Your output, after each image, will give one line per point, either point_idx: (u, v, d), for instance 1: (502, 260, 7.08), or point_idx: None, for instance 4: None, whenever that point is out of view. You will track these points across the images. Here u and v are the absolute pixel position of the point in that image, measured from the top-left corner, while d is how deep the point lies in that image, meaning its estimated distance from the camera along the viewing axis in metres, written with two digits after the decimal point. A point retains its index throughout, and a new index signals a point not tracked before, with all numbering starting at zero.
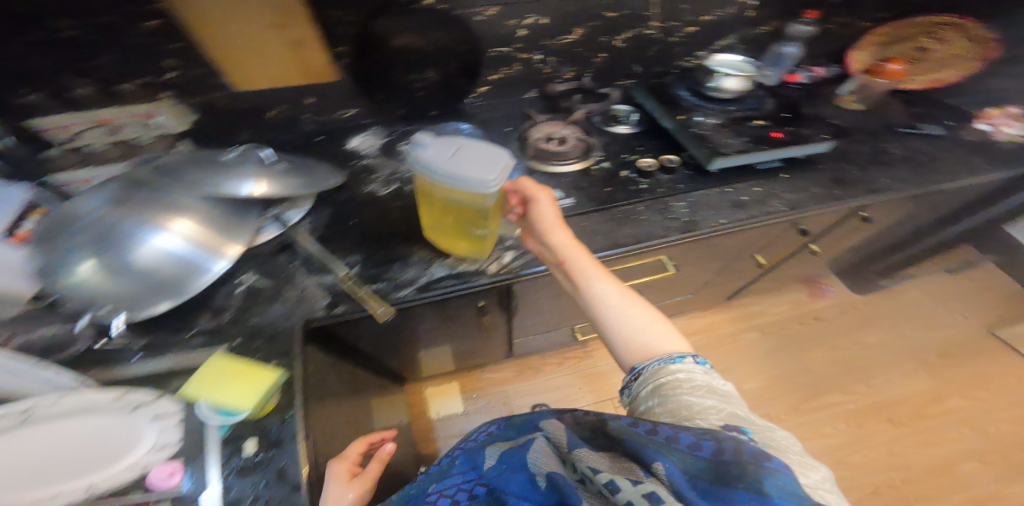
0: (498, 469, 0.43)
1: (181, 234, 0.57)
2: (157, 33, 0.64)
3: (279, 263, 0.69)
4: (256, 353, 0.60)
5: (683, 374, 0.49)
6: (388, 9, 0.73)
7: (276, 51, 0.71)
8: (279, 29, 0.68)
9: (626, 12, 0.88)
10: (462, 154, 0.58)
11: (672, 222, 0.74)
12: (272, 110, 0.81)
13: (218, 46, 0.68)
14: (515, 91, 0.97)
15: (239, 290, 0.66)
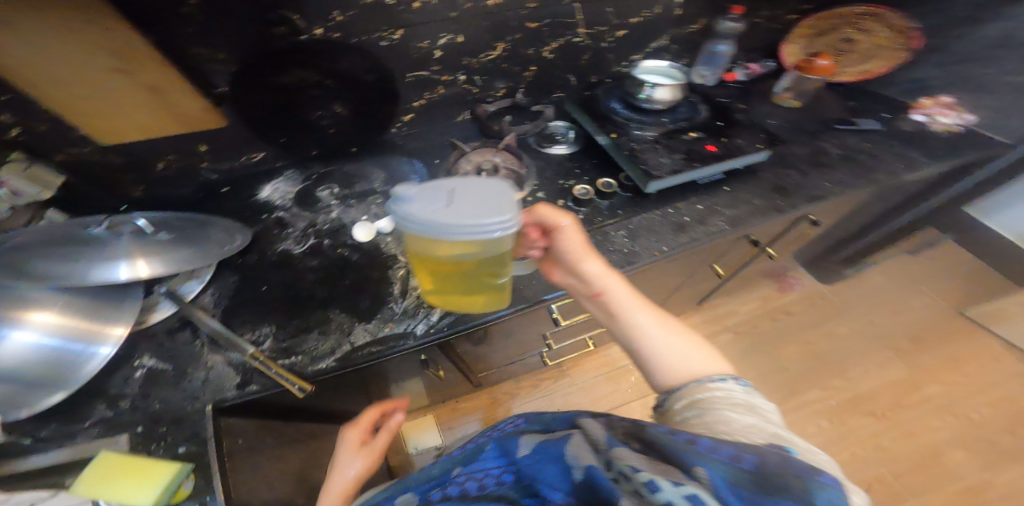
0: (531, 460, 0.34)
1: (47, 326, 0.48)
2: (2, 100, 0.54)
3: (181, 343, 0.61)
4: (157, 445, 0.53)
5: (719, 394, 0.42)
6: (271, 42, 0.64)
7: (140, 101, 0.61)
8: (134, 76, 0.59)
9: (548, 19, 0.75)
10: (463, 198, 0.45)
11: (612, 256, 0.66)
12: (160, 162, 0.71)
13: (76, 108, 0.59)
14: (443, 116, 0.87)
15: (136, 376, 0.58)
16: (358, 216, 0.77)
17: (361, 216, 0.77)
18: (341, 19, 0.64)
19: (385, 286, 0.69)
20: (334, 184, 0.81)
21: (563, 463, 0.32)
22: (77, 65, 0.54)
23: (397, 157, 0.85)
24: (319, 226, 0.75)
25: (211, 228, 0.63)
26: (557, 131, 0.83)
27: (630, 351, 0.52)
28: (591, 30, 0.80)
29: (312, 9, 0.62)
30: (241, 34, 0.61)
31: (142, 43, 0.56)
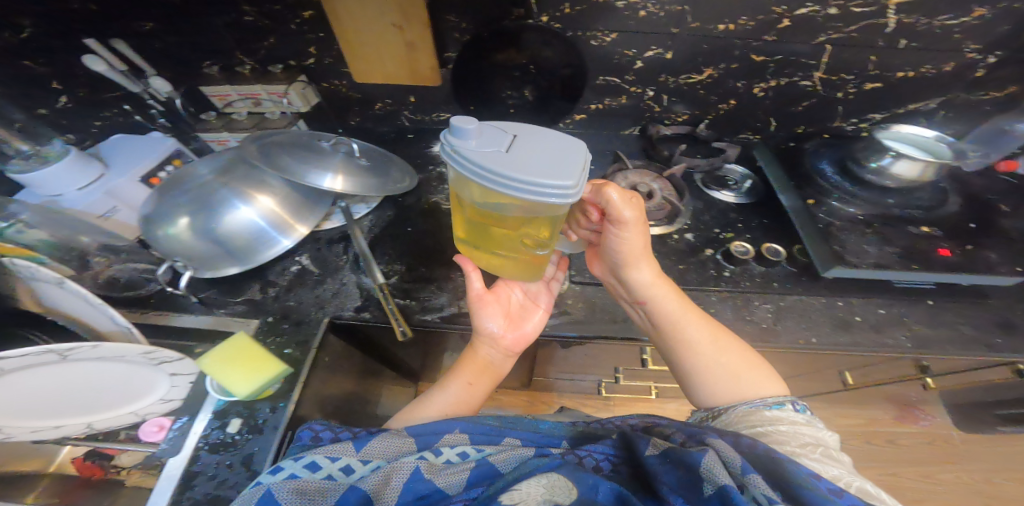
0: (660, 462, 0.40)
1: (261, 210, 0.57)
2: (308, 24, 0.69)
3: (332, 253, 0.67)
4: (279, 337, 0.58)
5: (784, 427, 0.45)
6: (497, 20, 0.68)
7: (395, 50, 0.72)
8: (403, 31, 0.69)
9: (779, 57, 0.68)
10: (523, 151, 0.45)
11: (749, 328, 0.59)
12: (378, 102, 0.84)
13: (347, 41, 0.71)
14: (613, 125, 0.85)
15: (292, 269, 0.64)
16: None
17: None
18: (568, 11, 0.66)
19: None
20: None
21: (694, 474, 0.35)
22: (372, 13, 0.66)
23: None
24: None
25: (393, 166, 0.72)
26: (729, 176, 0.76)
27: (674, 360, 0.57)
28: (830, 77, 0.70)
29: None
30: (484, 12, 0.67)
31: (422, 5, 0.65)
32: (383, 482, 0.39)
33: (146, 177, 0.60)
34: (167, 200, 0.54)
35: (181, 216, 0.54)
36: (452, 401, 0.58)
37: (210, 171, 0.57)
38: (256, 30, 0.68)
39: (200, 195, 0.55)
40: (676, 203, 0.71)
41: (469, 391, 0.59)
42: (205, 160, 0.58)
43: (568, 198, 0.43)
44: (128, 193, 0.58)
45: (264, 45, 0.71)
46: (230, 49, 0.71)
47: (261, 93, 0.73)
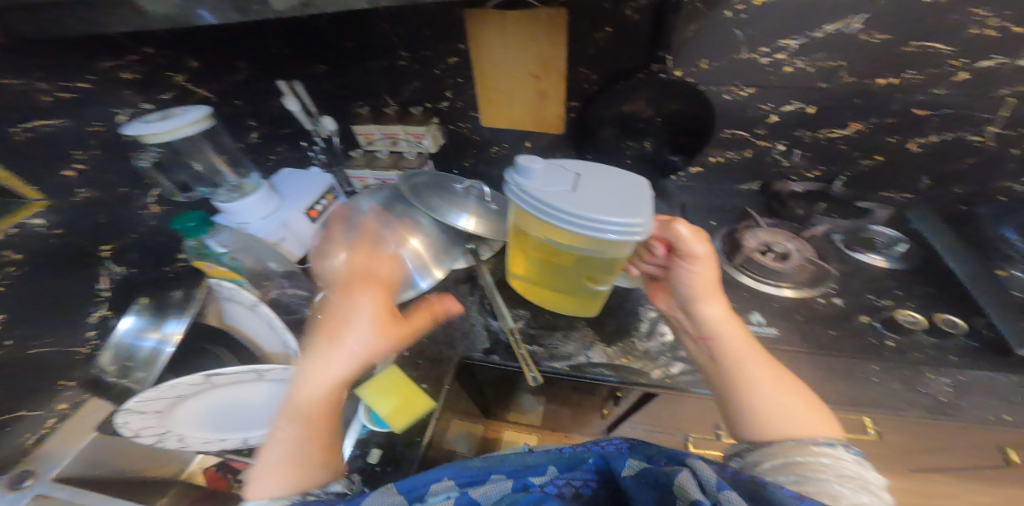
0: (634, 480, 0.36)
1: (409, 251, 0.63)
2: (451, 69, 0.76)
3: (459, 292, 0.71)
4: (415, 370, 0.62)
5: (822, 458, 0.36)
6: (630, 71, 0.69)
7: (527, 98, 0.76)
8: (539, 80, 0.73)
9: (948, 111, 0.65)
10: (585, 188, 0.48)
11: (924, 404, 0.52)
12: (494, 146, 0.87)
13: (485, 90, 0.77)
14: (730, 179, 0.82)
15: (425, 307, 0.69)
16: None
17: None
18: (704, 67, 0.67)
19: (634, 322, 0.68)
20: None
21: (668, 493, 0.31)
22: (514, 64, 0.71)
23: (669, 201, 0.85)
24: None
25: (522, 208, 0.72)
26: (876, 239, 0.74)
27: (720, 392, 0.49)
28: (1010, 132, 0.66)
29: (682, 55, 0.66)
30: (621, 64, 0.69)
31: (563, 56, 0.69)
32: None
33: (308, 209, 0.68)
34: (334, 235, 0.62)
35: (343, 251, 0.61)
36: (316, 446, 0.43)
37: (371, 212, 0.64)
38: (405, 73, 0.79)
39: (360, 231, 0.61)
40: (819, 264, 0.70)
41: (314, 423, 0.44)
42: (369, 201, 0.65)
43: (632, 235, 0.44)
44: (295, 222, 0.67)
45: (411, 87, 0.81)
46: (383, 90, 0.82)
47: (401, 134, 0.82)
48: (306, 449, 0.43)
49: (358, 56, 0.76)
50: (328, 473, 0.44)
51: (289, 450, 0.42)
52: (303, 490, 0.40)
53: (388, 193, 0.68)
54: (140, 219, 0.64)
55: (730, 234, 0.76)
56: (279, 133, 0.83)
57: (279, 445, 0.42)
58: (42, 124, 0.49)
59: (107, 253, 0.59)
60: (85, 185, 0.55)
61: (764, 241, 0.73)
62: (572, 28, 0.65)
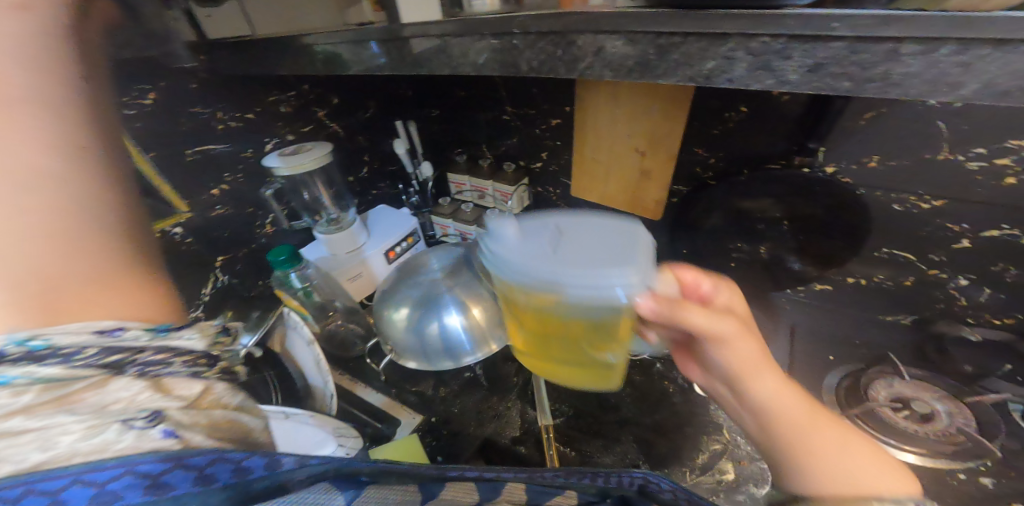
0: None
1: (457, 323, 0.68)
2: (551, 130, 0.74)
3: (504, 369, 0.77)
4: (435, 441, 0.67)
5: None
6: (761, 161, 0.57)
7: (628, 174, 0.69)
8: (644, 157, 0.65)
9: None
10: (574, 234, 0.31)
11: None
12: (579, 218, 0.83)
13: (581, 160, 0.73)
14: (869, 307, 0.64)
15: (466, 376, 0.76)
16: None
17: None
18: (873, 166, 0.51)
19: (692, 450, 0.59)
20: None
21: None
22: (618, 139, 0.66)
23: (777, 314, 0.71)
24: None
25: None
26: None
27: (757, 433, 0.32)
28: None
29: (836, 151, 0.52)
30: (748, 151, 0.57)
31: (676, 134, 0.61)
32: (87, 390, 0.18)
33: (387, 251, 0.81)
34: (400, 288, 0.71)
35: (403, 308, 0.70)
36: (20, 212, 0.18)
37: (439, 273, 0.72)
38: (506, 128, 0.79)
39: (422, 294, 0.70)
40: (981, 445, 0.47)
41: (39, 180, 0.18)
42: (441, 261, 0.73)
43: (644, 289, 0.28)
44: (372, 260, 0.79)
45: (510, 142, 0.81)
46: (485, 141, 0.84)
47: (490, 189, 0.84)
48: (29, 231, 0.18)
49: (467, 107, 0.81)
50: (137, 311, 0.21)
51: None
52: (40, 329, 0.18)
53: (460, 255, 0.75)
54: (257, 236, 0.70)
55: (854, 376, 0.57)
56: (385, 170, 0.90)
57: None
58: (209, 146, 0.58)
59: (220, 262, 0.65)
60: (223, 202, 0.62)
61: (895, 395, 0.53)
62: (694, 107, 0.58)
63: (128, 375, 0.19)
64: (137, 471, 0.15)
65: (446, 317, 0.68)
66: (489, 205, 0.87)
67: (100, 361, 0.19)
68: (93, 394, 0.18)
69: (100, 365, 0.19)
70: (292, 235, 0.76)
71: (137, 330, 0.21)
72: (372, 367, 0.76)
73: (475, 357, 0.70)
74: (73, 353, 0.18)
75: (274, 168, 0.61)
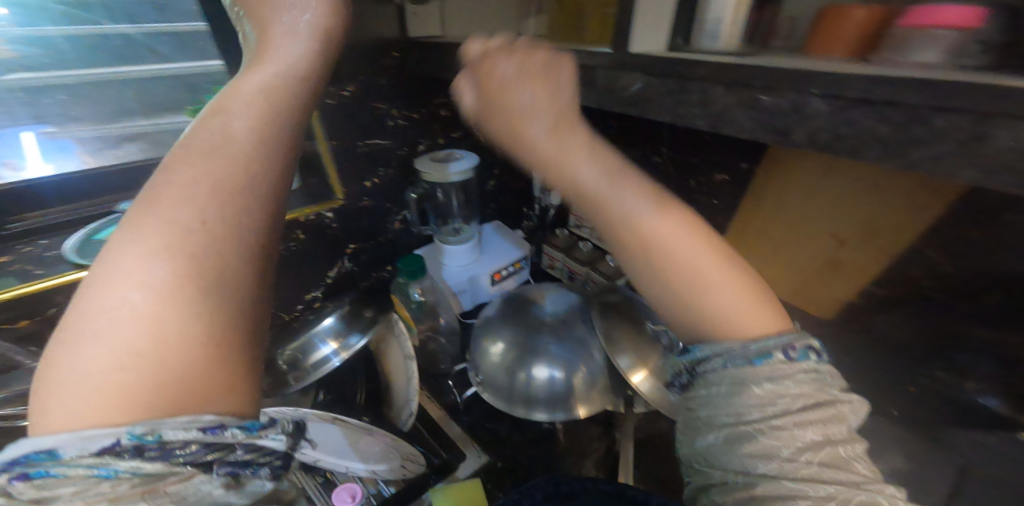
0: None
1: (554, 375, 0.61)
2: (713, 185, 0.65)
3: (588, 432, 0.69)
4: (495, 486, 0.61)
5: (785, 382, 0.27)
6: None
7: (810, 260, 0.59)
8: (842, 246, 0.54)
9: None
10: None
11: None
12: None
13: (741, 228, 0.64)
14: None
15: (543, 428, 0.69)
16: None
17: None
18: None
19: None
20: None
21: None
22: (817, 210, 0.55)
23: (967, 485, 0.52)
24: None
25: None
26: None
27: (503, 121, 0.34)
28: None
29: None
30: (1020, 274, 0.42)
31: (902, 215, 0.47)
32: (172, 485, 0.18)
33: (496, 272, 0.76)
34: (508, 322, 0.66)
35: (499, 342, 0.65)
36: (203, 303, 0.19)
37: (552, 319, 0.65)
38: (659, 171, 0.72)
39: (528, 333, 0.64)
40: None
41: (221, 268, 0.20)
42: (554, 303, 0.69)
43: None
44: (481, 280, 0.75)
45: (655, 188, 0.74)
46: None
47: None
48: (183, 323, 0.18)
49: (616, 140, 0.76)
50: (237, 400, 0.20)
51: (140, 332, 0.17)
52: (155, 421, 0.16)
53: (575, 302, 0.68)
54: (386, 230, 0.70)
55: None
56: (512, 187, 0.86)
57: (109, 321, 0.17)
58: (376, 141, 0.62)
59: (350, 250, 0.67)
60: (369, 194, 0.65)
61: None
62: (955, 206, 0.43)
63: (215, 473, 0.19)
64: None
65: (547, 368, 0.61)
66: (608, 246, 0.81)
67: (200, 457, 0.18)
68: (176, 487, 0.18)
69: (197, 461, 0.18)
70: (413, 237, 0.76)
71: (235, 428, 0.19)
72: (455, 392, 0.72)
73: (559, 418, 0.61)
74: (177, 449, 0.17)
75: (423, 173, 0.61)
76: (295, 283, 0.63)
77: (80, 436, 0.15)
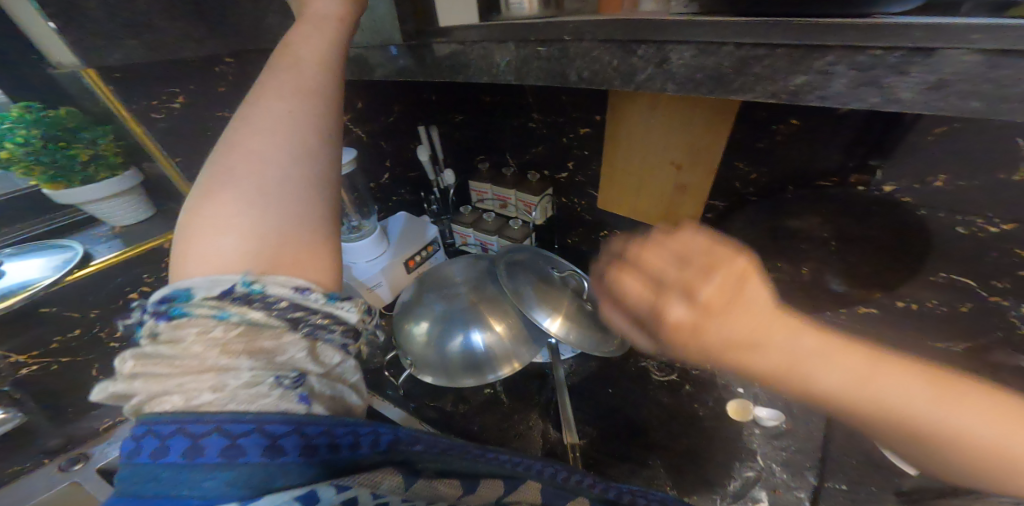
0: None
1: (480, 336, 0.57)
2: (580, 140, 0.74)
3: (527, 386, 0.65)
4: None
5: None
6: (811, 178, 0.55)
7: (662, 188, 0.70)
8: (680, 171, 0.66)
9: None
10: None
11: None
12: (606, 229, 0.84)
13: (611, 173, 0.75)
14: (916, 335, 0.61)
15: (484, 391, 0.64)
16: (734, 386, 0.63)
17: (731, 383, 0.64)
18: (940, 185, 0.47)
19: (721, 476, 0.53)
20: None
21: None
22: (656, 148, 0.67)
23: None
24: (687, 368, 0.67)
25: None
26: None
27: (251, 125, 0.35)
28: None
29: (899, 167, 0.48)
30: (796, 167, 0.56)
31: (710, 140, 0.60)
32: (267, 339, 0.24)
33: (408, 259, 0.77)
34: (424, 298, 0.61)
35: (423, 321, 0.59)
36: (287, 208, 0.27)
37: (462, 284, 0.61)
38: (534, 136, 0.79)
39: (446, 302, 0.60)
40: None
41: (293, 193, 0.28)
42: (464, 269, 0.64)
43: None
44: (393, 268, 0.75)
45: (537, 152, 0.81)
46: (509, 151, 0.85)
47: (513, 198, 0.84)
48: (285, 206, 0.27)
49: (491, 114, 0.80)
50: (321, 277, 0.27)
51: (248, 214, 0.26)
52: (261, 276, 0.25)
53: (485, 264, 0.66)
54: None
55: None
56: (408, 176, 0.88)
57: (233, 193, 0.26)
58: None
59: None
60: None
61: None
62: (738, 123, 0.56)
63: (298, 333, 0.25)
64: (266, 431, 0.22)
65: (470, 332, 0.57)
66: (511, 212, 0.87)
67: (290, 315, 0.25)
68: (273, 340, 0.24)
69: (287, 318, 0.25)
70: None
71: (318, 295, 0.26)
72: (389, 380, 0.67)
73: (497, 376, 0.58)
74: (273, 301, 0.25)
75: None
76: None
77: (213, 279, 0.24)
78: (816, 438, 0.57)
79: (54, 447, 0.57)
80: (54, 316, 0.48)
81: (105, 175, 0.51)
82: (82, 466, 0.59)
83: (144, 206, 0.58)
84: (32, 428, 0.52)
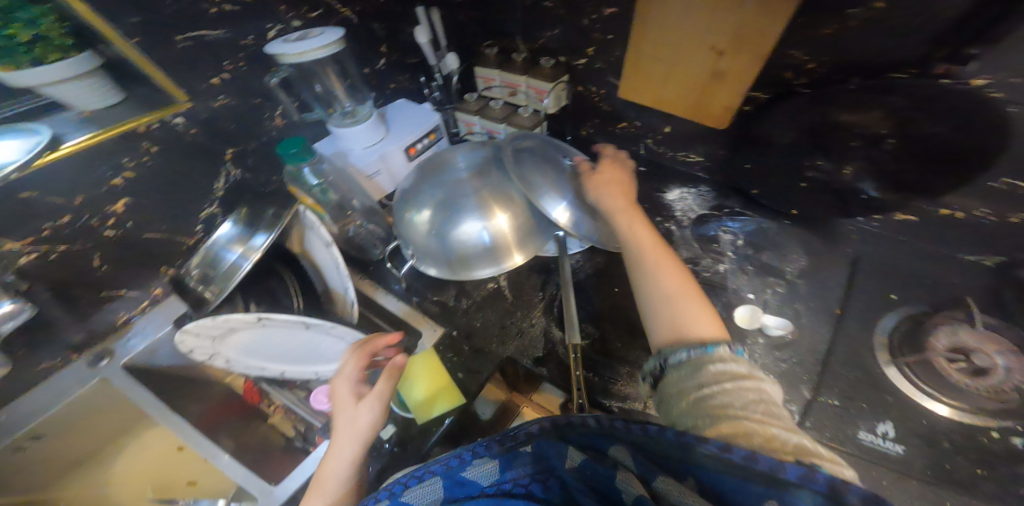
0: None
1: (485, 227, 0.54)
2: (604, 19, 0.63)
3: (529, 285, 0.63)
4: (456, 356, 0.56)
5: (726, 377, 0.33)
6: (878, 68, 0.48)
7: (695, 76, 0.61)
8: (720, 57, 0.57)
9: None
10: None
11: None
12: (625, 122, 0.76)
13: (639, 58, 0.64)
14: (946, 237, 0.58)
15: (488, 288, 0.63)
16: (744, 290, 0.59)
17: (743, 286, 0.60)
18: None
19: None
20: (740, 231, 0.67)
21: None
22: (696, 30, 0.56)
23: (828, 242, 0.64)
24: (697, 269, 0.62)
25: None
26: None
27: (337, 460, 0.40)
28: None
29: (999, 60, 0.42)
30: (863, 56, 0.49)
31: (773, 28, 0.50)
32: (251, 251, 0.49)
33: (408, 147, 0.71)
34: (426, 187, 0.57)
35: (425, 209, 0.55)
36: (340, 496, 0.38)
37: (465, 173, 0.57)
38: (551, 15, 0.67)
39: (450, 191, 0.56)
40: None
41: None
42: (467, 157, 0.59)
43: None
44: (394, 158, 0.70)
45: (553, 34, 0.70)
46: (520, 33, 0.74)
47: (523, 84, 0.76)
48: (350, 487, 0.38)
49: None
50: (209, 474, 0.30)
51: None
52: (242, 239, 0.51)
53: (489, 153, 0.60)
54: (268, 129, 0.65)
55: (917, 319, 0.52)
56: (407, 63, 0.80)
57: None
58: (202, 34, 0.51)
59: (230, 154, 0.61)
60: (226, 92, 0.57)
61: (956, 344, 0.47)
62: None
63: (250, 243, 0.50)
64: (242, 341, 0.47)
65: (473, 223, 0.54)
66: (521, 103, 0.79)
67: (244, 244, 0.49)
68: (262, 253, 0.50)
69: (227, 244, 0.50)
70: (306, 130, 0.71)
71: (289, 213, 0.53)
72: (392, 272, 0.66)
73: (499, 270, 0.56)
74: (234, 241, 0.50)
75: (278, 56, 0.54)
76: (181, 198, 0.58)
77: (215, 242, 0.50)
78: (820, 350, 0.52)
79: (82, 340, 0.56)
80: (32, 201, 0.44)
81: (54, 57, 0.43)
82: (109, 362, 0.58)
83: (109, 91, 0.50)
84: (53, 317, 0.53)
